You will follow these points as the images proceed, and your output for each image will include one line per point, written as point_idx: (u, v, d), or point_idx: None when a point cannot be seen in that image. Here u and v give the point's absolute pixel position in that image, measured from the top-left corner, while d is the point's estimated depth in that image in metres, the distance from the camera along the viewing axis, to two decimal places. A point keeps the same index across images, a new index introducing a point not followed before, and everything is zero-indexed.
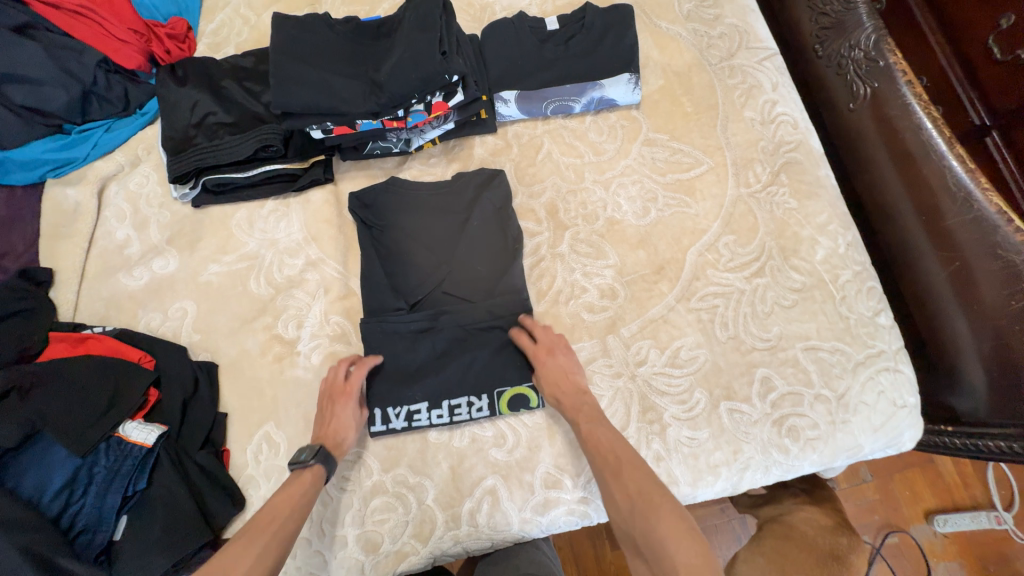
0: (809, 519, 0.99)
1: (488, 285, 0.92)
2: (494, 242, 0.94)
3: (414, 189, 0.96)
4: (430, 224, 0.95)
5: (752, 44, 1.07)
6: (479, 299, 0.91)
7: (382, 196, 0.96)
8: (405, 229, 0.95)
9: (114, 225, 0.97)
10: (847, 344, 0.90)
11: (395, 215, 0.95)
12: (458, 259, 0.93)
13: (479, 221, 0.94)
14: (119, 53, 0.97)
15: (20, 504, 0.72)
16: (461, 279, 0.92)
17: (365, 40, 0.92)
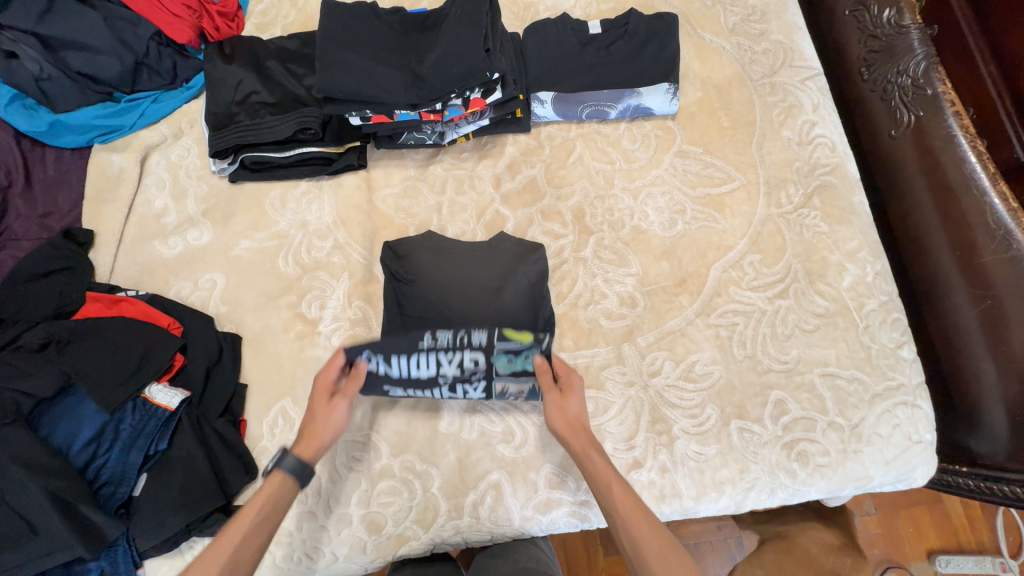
0: (816, 539, 0.98)
1: None
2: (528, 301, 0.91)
3: (452, 245, 0.95)
4: (464, 275, 0.92)
5: (795, 63, 1.06)
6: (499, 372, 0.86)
7: (416, 249, 0.94)
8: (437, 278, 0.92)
9: (153, 193, 1.00)
10: (866, 374, 0.89)
11: (426, 272, 0.92)
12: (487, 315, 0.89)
13: (511, 295, 0.90)
14: (171, 26, 1.00)
15: (51, 452, 0.75)
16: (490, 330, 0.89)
17: (410, 32, 0.94)
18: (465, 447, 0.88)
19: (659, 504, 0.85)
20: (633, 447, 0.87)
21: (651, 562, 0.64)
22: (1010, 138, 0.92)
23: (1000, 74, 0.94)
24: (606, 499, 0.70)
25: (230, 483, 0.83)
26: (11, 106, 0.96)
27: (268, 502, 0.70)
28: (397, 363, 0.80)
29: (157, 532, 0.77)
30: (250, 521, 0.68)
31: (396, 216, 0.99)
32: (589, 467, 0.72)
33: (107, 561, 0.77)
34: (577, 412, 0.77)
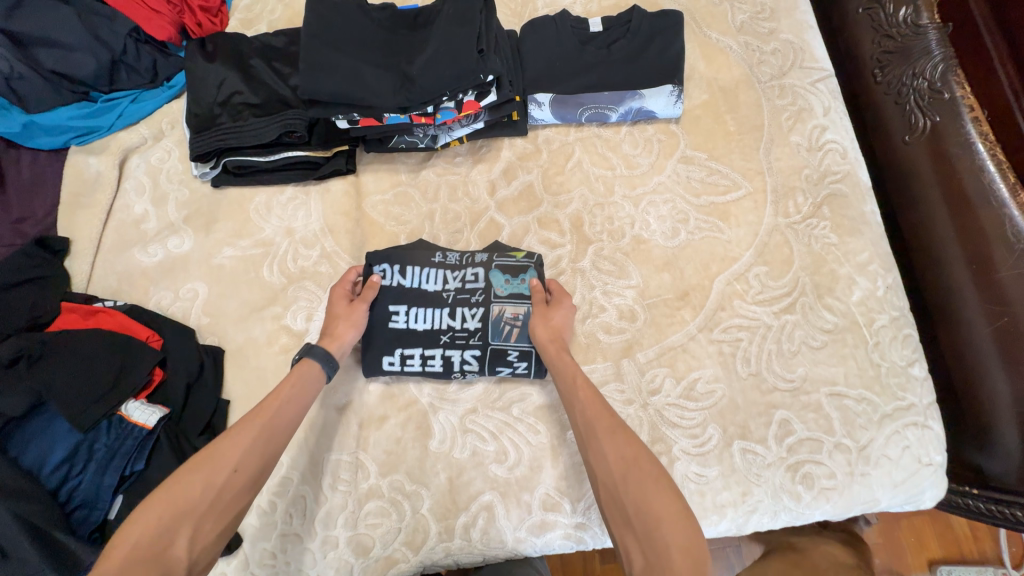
0: (826, 555, 0.94)
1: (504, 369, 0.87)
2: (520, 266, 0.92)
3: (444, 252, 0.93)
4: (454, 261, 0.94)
5: (805, 64, 1.01)
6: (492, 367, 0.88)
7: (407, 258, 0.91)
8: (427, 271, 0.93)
9: (133, 198, 0.96)
10: (875, 394, 0.85)
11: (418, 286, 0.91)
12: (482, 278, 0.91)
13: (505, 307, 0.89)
14: (149, 22, 0.95)
15: (20, 475, 0.72)
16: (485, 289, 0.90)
17: (400, 30, 0.89)
18: (456, 466, 0.84)
19: None
20: None
21: (603, 438, 0.69)
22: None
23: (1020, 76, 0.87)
24: (567, 390, 0.77)
25: None
26: None
27: (295, 387, 0.75)
28: (411, 273, 0.89)
29: None
30: (279, 406, 0.72)
31: (386, 223, 0.95)
32: (556, 362, 0.80)
33: None
34: (563, 324, 0.85)
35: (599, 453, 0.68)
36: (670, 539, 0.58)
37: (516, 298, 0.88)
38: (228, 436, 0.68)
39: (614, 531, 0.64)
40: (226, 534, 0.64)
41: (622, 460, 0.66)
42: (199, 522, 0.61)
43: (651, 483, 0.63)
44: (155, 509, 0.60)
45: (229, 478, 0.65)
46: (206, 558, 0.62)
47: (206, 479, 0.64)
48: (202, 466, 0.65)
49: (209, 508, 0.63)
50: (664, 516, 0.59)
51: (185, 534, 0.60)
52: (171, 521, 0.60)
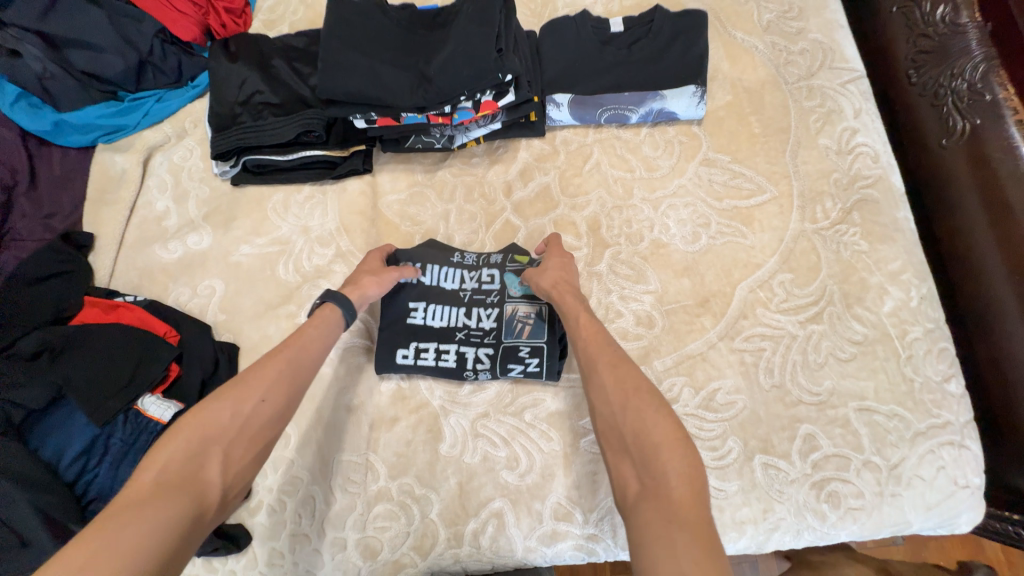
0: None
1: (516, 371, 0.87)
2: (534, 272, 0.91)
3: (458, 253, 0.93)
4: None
5: (835, 64, 0.97)
6: None
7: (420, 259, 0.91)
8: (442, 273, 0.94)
9: (155, 196, 0.98)
10: (908, 411, 0.81)
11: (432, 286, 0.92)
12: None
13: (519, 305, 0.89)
14: (176, 24, 0.97)
15: (39, 466, 0.73)
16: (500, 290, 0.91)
17: (419, 30, 0.88)
18: (467, 471, 0.83)
19: None
20: None
21: (603, 373, 0.68)
22: None
23: None
24: (574, 327, 0.75)
25: None
26: (16, 106, 0.94)
27: (318, 327, 0.75)
28: (429, 270, 0.90)
29: None
30: (303, 345, 0.72)
31: (401, 223, 0.95)
32: (561, 300, 0.78)
33: None
34: (563, 267, 0.83)
35: (600, 386, 0.67)
36: (670, 469, 0.57)
37: (529, 299, 0.89)
38: (257, 365, 0.69)
39: (611, 458, 0.63)
40: (257, 461, 0.66)
41: (621, 392, 0.65)
42: (231, 443, 0.63)
43: (650, 415, 0.61)
44: (189, 432, 0.61)
45: (256, 408, 0.65)
46: (239, 482, 0.63)
47: (235, 407, 0.64)
48: (235, 391, 0.65)
49: (241, 431, 0.64)
50: (661, 447, 0.58)
51: (217, 457, 0.61)
52: (205, 443, 0.61)
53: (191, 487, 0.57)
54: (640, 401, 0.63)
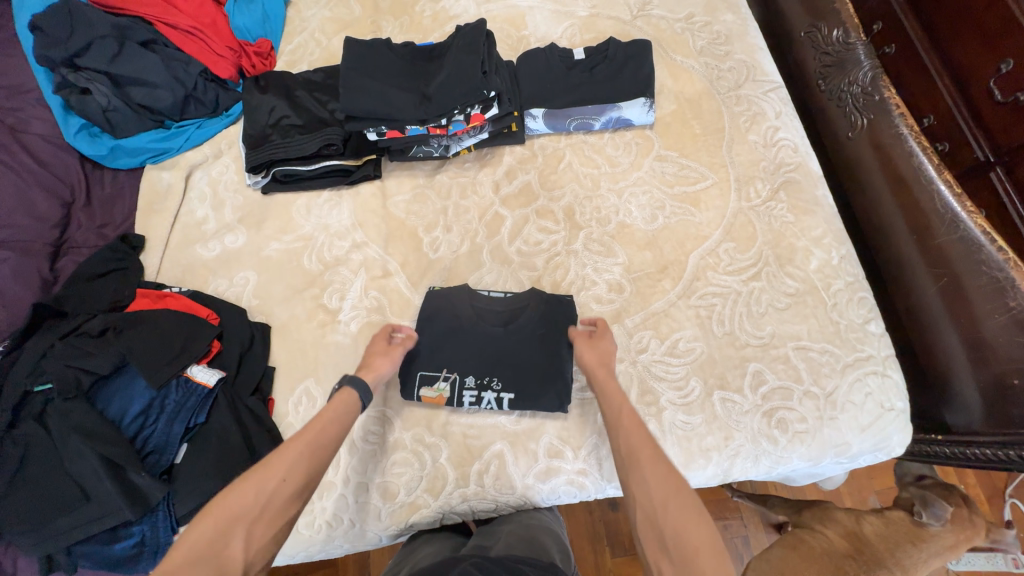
0: (824, 538, 1.05)
1: (440, 345, 0.98)
2: (433, 336, 0.99)
3: (500, 344, 0.98)
4: (484, 370, 0.96)
5: (758, 77, 1.20)
6: (443, 355, 0.98)
7: (515, 370, 0.96)
8: (518, 367, 0.96)
9: (196, 205, 1.15)
10: (836, 347, 0.97)
11: (508, 375, 0.96)
12: (452, 357, 0.97)
13: (450, 327, 0.99)
14: (216, 64, 1.19)
15: (106, 423, 0.86)
16: (447, 367, 0.97)
17: (418, 61, 1.09)
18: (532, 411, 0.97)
19: None
20: None
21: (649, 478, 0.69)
22: (969, 140, 1.00)
23: (955, 82, 1.03)
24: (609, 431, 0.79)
25: (260, 452, 0.91)
26: (79, 134, 1.12)
27: (337, 411, 0.80)
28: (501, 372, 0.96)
29: (195, 495, 0.86)
30: (323, 425, 0.77)
31: (407, 218, 1.12)
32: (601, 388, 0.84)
33: (147, 526, 0.86)
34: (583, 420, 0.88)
35: (641, 481, 0.69)
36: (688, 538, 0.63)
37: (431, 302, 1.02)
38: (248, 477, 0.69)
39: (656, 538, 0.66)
40: (278, 539, 0.68)
41: (664, 491, 0.67)
42: (250, 529, 0.65)
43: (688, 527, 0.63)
44: (213, 513, 0.65)
45: (278, 487, 0.69)
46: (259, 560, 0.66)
47: (258, 488, 0.68)
48: (246, 483, 0.68)
49: (259, 514, 0.66)
50: (709, 558, 0.61)
51: (240, 536, 0.64)
52: (222, 529, 0.64)
53: (214, 568, 0.60)
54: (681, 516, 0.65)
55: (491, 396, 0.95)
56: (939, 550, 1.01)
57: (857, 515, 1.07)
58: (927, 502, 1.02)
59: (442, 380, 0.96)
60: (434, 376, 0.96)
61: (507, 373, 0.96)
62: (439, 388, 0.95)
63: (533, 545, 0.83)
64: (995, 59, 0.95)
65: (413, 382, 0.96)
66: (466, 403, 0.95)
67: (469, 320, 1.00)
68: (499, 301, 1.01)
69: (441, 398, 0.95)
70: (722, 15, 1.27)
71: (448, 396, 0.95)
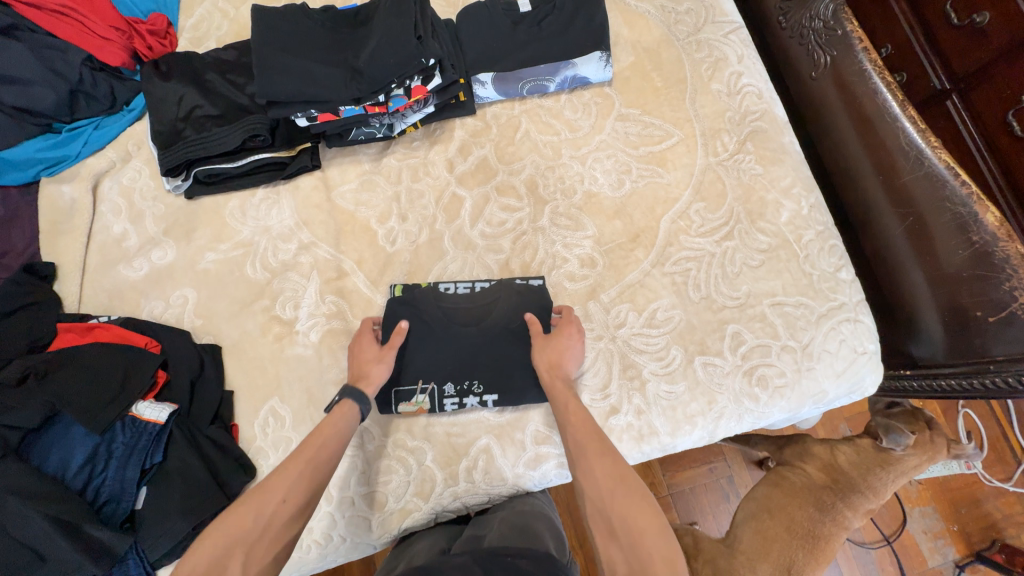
0: (804, 473, 1.10)
1: (414, 354, 0.92)
2: (404, 345, 0.92)
3: (476, 347, 0.92)
4: (462, 373, 0.92)
5: (717, 18, 1.12)
6: (418, 363, 0.92)
7: (494, 370, 0.92)
8: (497, 365, 0.92)
9: (111, 219, 1.00)
10: (811, 299, 0.97)
11: (488, 376, 0.92)
12: (426, 366, 0.92)
13: (421, 333, 0.93)
14: (102, 50, 1.00)
15: (46, 479, 0.77)
16: (423, 378, 0.91)
17: (343, 28, 0.95)
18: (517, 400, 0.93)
19: (639, 443, 0.92)
20: (609, 395, 0.93)
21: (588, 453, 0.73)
22: (927, 68, 1.09)
23: (912, 8, 1.09)
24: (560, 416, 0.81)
25: (230, 483, 0.85)
26: None
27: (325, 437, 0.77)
28: (480, 374, 0.92)
29: (165, 539, 0.80)
30: (308, 455, 0.74)
31: (357, 210, 1.02)
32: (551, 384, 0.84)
33: None
34: (560, 352, 0.87)
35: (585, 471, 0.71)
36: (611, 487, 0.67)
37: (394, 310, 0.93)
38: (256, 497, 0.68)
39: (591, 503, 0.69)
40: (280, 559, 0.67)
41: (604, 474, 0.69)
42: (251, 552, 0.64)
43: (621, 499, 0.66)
44: (215, 534, 0.64)
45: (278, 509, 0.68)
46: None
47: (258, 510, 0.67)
48: (245, 507, 0.67)
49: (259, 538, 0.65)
50: (657, 557, 0.60)
51: (240, 558, 0.63)
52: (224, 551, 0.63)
53: None
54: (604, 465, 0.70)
55: (473, 400, 0.91)
56: (903, 470, 1.06)
57: (832, 447, 1.11)
58: (889, 430, 1.04)
59: (420, 393, 0.91)
60: (410, 390, 0.90)
61: (487, 373, 0.92)
62: (418, 402, 0.90)
63: (527, 533, 0.79)
64: None
65: (389, 399, 0.90)
66: (450, 411, 0.92)
67: (439, 325, 0.92)
68: (466, 298, 0.95)
69: (422, 411, 0.91)
70: None
71: (429, 407, 0.91)
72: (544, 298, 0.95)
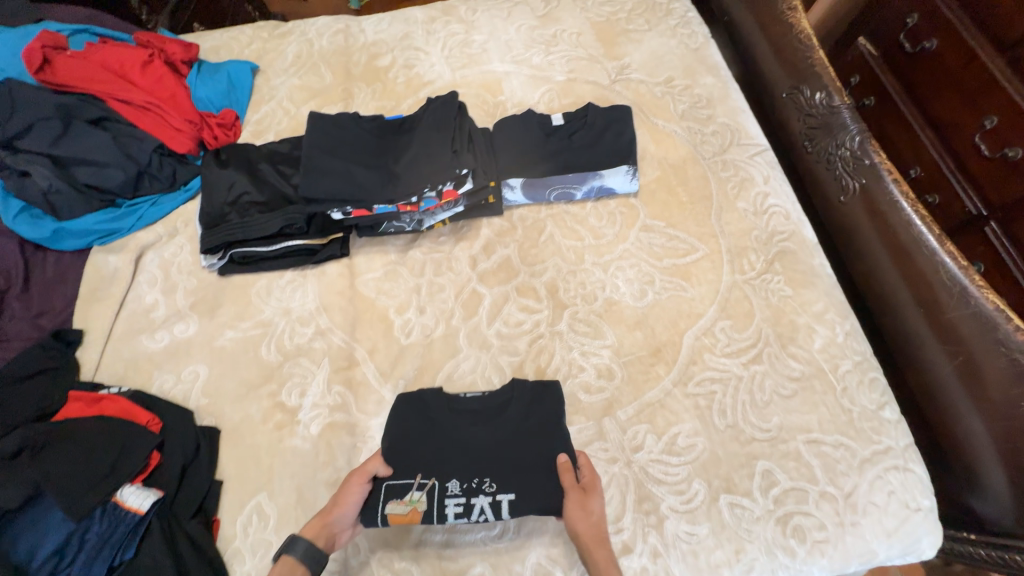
0: None
1: (418, 443, 0.85)
2: (407, 431, 0.86)
3: (484, 439, 0.85)
4: (469, 467, 0.82)
5: (742, 141, 1.16)
6: (420, 454, 0.84)
7: (505, 468, 0.82)
8: (508, 463, 0.82)
9: (145, 289, 1.04)
10: (851, 439, 0.88)
11: (496, 475, 0.81)
12: (430, 458, 0.83)
13: (430, 421, 0.87)
14: (173, 140, 1.11)
15: (10, 569, 0.72)
16: (423, 472, 0.82)
17: (387, 135, 1.03)
18: (518, 525, 0.85)
19: None
20: (621, 530, 0.83)
21: None
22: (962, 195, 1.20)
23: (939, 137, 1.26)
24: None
25: None
26: (18, 217, 1.03)
27: None
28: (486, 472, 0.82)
29: None
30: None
31: (377, 299, 1.03)
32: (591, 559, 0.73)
33: None
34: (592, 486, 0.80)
35: None
36: None
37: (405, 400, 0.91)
38: None
39: None
40: None
41: None
42: None
43: None
44: None
45: None
46: None
47: None
48: None
49: None
50: None
51: None
52: None
53: None
54: None
55: (477, 503, 0.79)
56: None
57: None
58: None
59: (417, 489, 0.80)
60: (407, 486, 0.81)
61: (494, 473, 0.82)
62: (412, 500, 0.79)
63: None
64: (976, 121, 1.16)
65: (383, 496, 0.80)
66: (451, 516, 0.80)
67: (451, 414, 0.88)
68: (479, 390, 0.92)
69: (415, 513, 0.79)
70: (702, 77, 1.25)
71: (425, 510, 0.79)
72: (556, 408, 0.88)
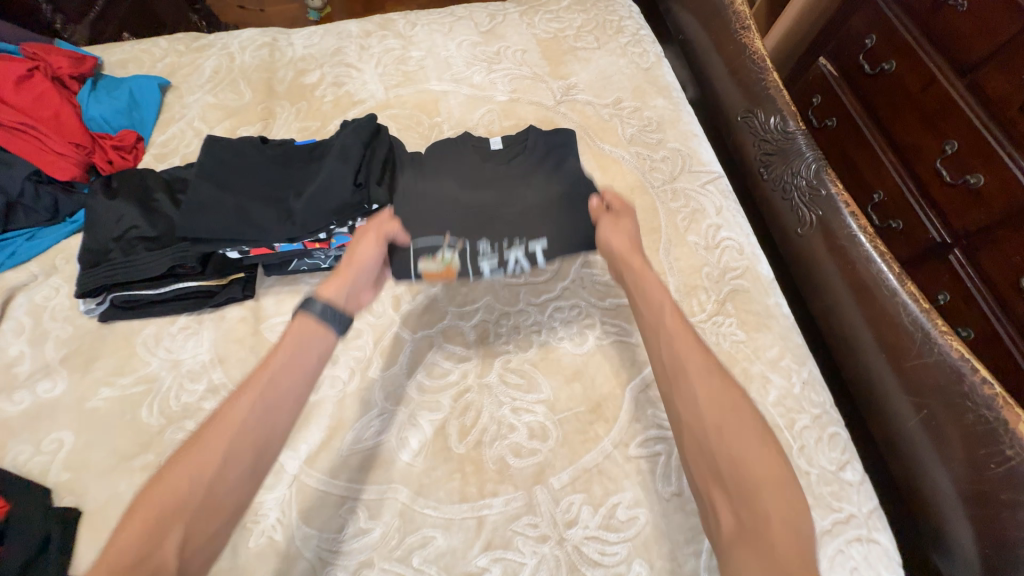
0: None
1: (440, 188, 0.92)
2: (431, 183, 0.93)
3: (506, 196, 0.93)
4: (499, 238, 0.89)
5: (694, 168, 1.08)
6: (446, 204, 0.91)
7: (532, 207, 0.92)
8: (535, 217, 0.91)
9: (9, 339, 0.89)
10: (809, 507, 0.78)
11: (528, 220, 0.91)
12: (453, 219, 0.89)
13: (448, 174, 0.95)
14: (52, 166, 0.99)
15: None
16: (450, 235, 0.87)
17: (293, 163, 0.92)
18: None
19: None
20: None
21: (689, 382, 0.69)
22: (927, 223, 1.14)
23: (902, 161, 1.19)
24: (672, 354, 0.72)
25: None
26: None
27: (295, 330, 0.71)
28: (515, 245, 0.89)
29: None
30: (259, 399, 0.64)
31: None
32: (626, 268, 0.84)
33: None
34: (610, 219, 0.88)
35: (690, 397, 0.68)
36: (767, 503, 0.59)
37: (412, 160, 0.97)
38: (172, 471, 0.59)
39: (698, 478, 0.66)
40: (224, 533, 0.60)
41: (718, 412, 0.66)
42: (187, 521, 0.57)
43: (757, 467, 0.61)
44: (134, 523, 0.55)
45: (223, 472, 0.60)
46: (204, 556, 0.58)
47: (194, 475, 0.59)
48: (165, 490, 0.57)
49: (203, 493, 0.58)
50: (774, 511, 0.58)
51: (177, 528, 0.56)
52: (152, 529, 0.55)
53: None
54: (730, 399, 0.67)
55: (510, 266, 0.88)
56: None
57: None
58: None
59: (448, 251, 0.86)
60: (436, 247, 0.86)
61: (521, 235, 0.89)
62: (445, 259, 0.85)
63: None
64: (939, 142, 1.10)
65: (414, 257, 0.86)
66: (485, 270, 0.88)
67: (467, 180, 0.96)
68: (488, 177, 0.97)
69: (448, 271, 0.86)
70: (653, 99, 1.17)
71: (458, 267, 0.86)
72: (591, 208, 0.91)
